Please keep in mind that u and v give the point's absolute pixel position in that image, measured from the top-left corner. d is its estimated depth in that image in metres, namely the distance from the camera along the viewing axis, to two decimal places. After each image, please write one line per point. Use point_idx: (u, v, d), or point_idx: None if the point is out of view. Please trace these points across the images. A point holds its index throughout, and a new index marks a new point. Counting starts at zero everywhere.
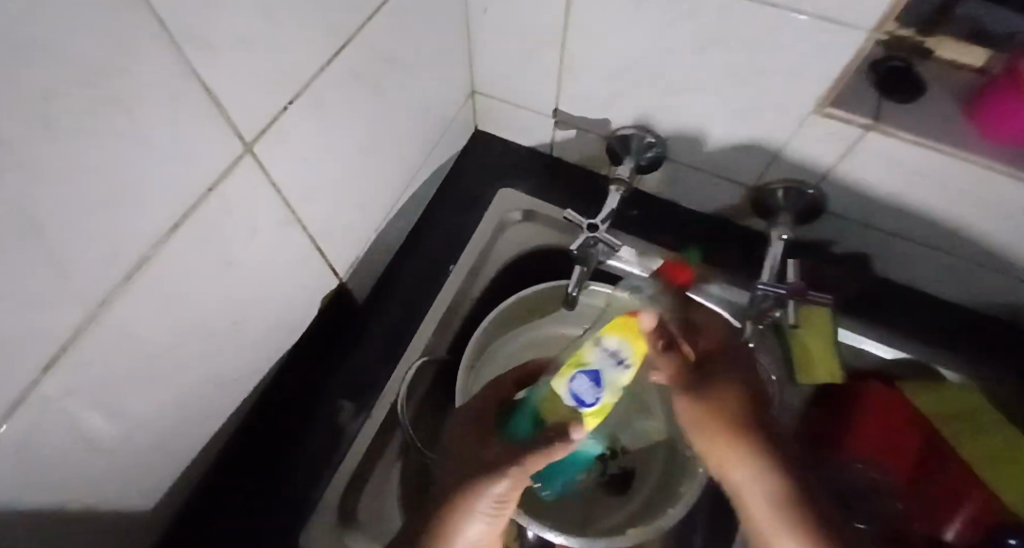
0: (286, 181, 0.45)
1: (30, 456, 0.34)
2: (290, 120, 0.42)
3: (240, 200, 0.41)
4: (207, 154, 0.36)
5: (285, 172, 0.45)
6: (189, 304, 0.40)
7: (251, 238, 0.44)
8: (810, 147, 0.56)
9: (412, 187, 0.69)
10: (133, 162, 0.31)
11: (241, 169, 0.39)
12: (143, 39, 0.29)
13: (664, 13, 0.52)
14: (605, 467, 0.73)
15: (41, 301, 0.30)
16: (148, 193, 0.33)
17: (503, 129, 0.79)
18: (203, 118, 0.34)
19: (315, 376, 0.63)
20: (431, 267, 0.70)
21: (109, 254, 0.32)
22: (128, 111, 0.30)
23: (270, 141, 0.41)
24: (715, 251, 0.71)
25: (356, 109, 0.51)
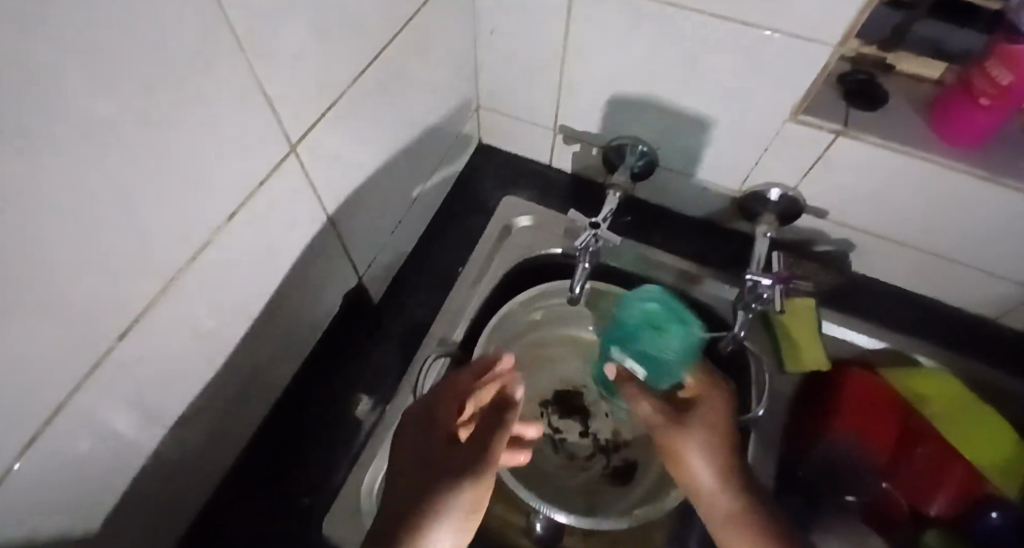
0: (317, 183, 0.50)
1: (95, 415, 0.38)
2: (324, 128, 0.48)
3: (280, 197, 0.46)
4: (256, 155, 0.42)
5: (317, 176, 0.50)
6: (230, 289, 0.46)
7: (284, 233, 0.49)
8: (786, 154, 0.62)
9: (423, 194, 0.74)
10: (196, 155, 0.36)
11: (281, 172, 0.45)
12: (212, 52, 0.34)
13: (651, 35, 0.58)
14: (609, 459, 0.77)
15: (121, 273, 0.35)
16: (209, 186, 0.39)
17: (506, 142, 0.84)
18: (253, 121, 0.40)
19: (334, 370, 0.67)
20: (440, 269, 0.75)
21: (173, 235, 0.38)
22: (196, 111, 0.35)
23: (307, 145, 0.46)
24: (705, 253, 0.76)
25: (379, 120, 0.56)
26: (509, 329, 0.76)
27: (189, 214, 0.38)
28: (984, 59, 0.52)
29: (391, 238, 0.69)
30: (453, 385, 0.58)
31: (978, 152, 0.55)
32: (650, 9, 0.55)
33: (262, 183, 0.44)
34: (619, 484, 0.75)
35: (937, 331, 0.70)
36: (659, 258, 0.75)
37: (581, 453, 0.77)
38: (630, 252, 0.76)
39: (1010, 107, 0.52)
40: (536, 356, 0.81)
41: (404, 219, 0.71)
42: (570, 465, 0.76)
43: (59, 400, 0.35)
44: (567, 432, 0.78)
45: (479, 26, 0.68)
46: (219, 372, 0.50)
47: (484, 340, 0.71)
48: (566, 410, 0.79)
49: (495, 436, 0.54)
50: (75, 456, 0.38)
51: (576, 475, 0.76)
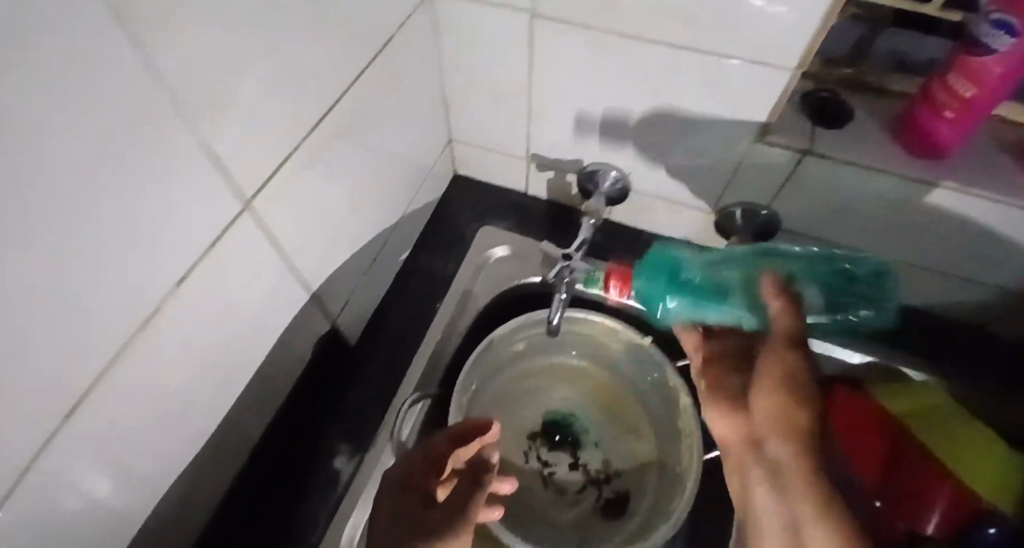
0: (283, 233, 0.49)
1: (48, 493, 0.36)
2: (287, 177, 0.47)
3: (241, 251, 0.45)
4: (213, 210, 0.41)
5: (284, 225, 0.49)
6: (194, 348, 0.44)
7: (249, 285, 0.48)
8: (757, 174, 0.62)
9: (398, 231, 0.73)
10: (145, 217, 0.35)
11: (238, 223, 0.43)
12: (153, 114, 0.33)
13: (615, 63, 0.58)
14: (598, 492, 0.75)
15: (70, 344, 0.34)
16: (159, 245, 0.37)
17: (481, 173, 0.84)
18: (208, 179, 0.39)
19: (311, 418, 0.65)
20: (419, 304, 0.74)
21: (124, 300, 0.36)
22: (140, 173, 0.34)
23: (269, 196, 0.46)
24: None
25: (346, 164, 0.55)
26: (491, 364, 0.75)
27: (139, 277, 0.37)
28: (944, 73, 0.52)
29: (367, 277, 0.68)
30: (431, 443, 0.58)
31: (947, 165, 0.55)
32: (612, 38, 0.55)
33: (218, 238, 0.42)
34: (612, 517, 0.74)
35: (919, 342, 0.70)
36: None
37: (572, 486, 0.76)
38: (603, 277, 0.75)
39: (975, 121, 0.52)
40: (521, 388, 0.80)
41: (378, 257, 0.70)
42: (562, 500, 0.75)
43: (7, 482, 0.33)
44: (556, 465, 0.77)
45: (445, 62, 0.68)
46: (188, 431, 0.48)
47: (466, 378, 0.70)
48: (555, 443, 0.78)
49: (472, 499, 0.56)
50: (29, 537, 0.36)
51: (568, 510, 0.74)
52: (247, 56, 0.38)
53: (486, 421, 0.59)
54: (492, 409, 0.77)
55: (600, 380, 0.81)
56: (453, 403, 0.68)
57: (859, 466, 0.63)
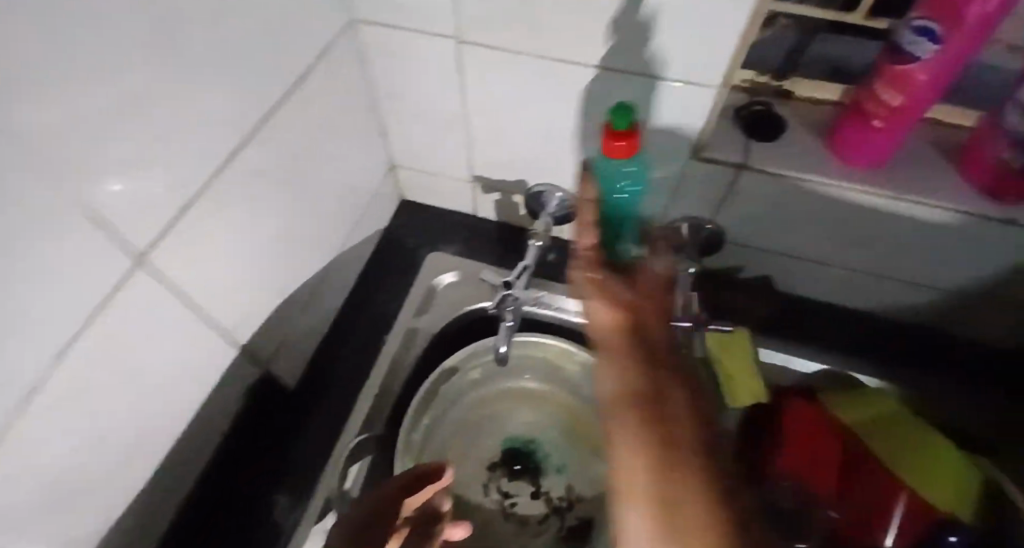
0: (196, 283, 0.46)
1: None
2: (196, 221, 0.44)
3: (142, 309, 0.41)
4: (104, 270, 0.37)
5: (197, 273, 0.45)
6: (98, 417, 0.41)
7: (161, 341, 0.44)
8: (697, 189, 0.61)
9: (339, 264, 0.70)
10: (20, 282, 0.31)
11: (135, 277, 0.40)
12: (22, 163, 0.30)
13: (546, 83, 0.56)
14: (562, 520, 0.73)
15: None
16: (38, 321, 0.33)
17: (428, 198, 0.82)
18: (95, 238, 0.36)
19: (249, 470, 0.61)
20: (365, 338, 0.71)
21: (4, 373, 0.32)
22: (8, 235, 0.30)
23: (173, 246, 0.42)
24: None
25: (269, 202, 0.52)
26: (443, 397, 0.73)
27: (14, 359, 0.33)
28: (872, 83, 0.52)
29: (304, 315, 0.65)
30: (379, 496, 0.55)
31: (880, 173, 0.55)
32: (541, 58, 0.53)
33: (109, 300, 0.38)
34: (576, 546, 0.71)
35: (881, 347, 0.68)
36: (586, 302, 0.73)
37: (534, 516, 0.73)
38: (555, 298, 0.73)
39: (904, 129, 0.52)
40: (478, 417, 0.77)
41: (317, 293, 0.67)
42: (523, 531, 0.72)
43: None
44: (518, 495, 0.74)
45: (376, 88, 0.65)
46: (102, 505, 0.44)
47: (413, 413, 0.68)
48: (515, 473, 0.75)
49: None
50: None
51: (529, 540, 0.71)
52: (135, 103, 0.35)
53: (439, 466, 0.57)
54: (447, 442, 0.74)
55: (559, 402, 0.78)
56: (398, 445, 0.66)
57: (820, 481, 0.61)
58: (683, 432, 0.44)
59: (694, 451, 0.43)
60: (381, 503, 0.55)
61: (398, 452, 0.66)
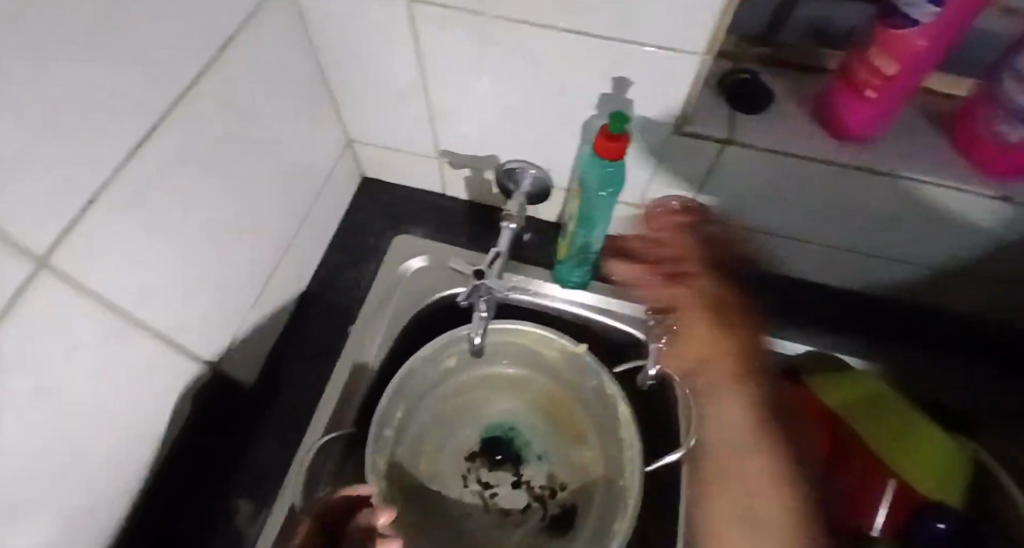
0: (125, 286, 0.40)
1: None
2: (118, 212, 0.38)
3: (57, 320, 0.35)
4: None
5: (129, 273, 0.40)
6: (18, 449, 0.35)
7: (93, 351, 0.39)
8: (679, 165, 0.56)
9: (296, 251, 0.65)
10: None
11: (39, 284, 0.33)
12: None
13: (514, 51, 0.50)
14: (545, 509, 0.69)
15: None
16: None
17: (390, 176, 0.77)
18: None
19: (206, 477, 0.57)
20: (328, 331, 0.67)
21: None
22: None
23: (94, 244, 0.36)
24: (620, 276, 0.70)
25: (206, 189, 0.47)
26: (416, 387, 0.68)
27: None
28: (864, 48, 0.48)
29: (258, 309, 0.60)
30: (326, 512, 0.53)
31: (870, 148, 0.52)
32: (507, 23, 0.48)
33: (5, 314, 0.31)
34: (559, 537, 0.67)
35: (863, 322, 0.67)
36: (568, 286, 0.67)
37: (516, 507, 0.69)
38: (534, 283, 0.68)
39: (896, 101, 0.49)
40: (454, 405, 0.72)
41: (272, 285, 0.62)
42: (503, 524, 0.68)
43: None
44: (498, 485, 0.70)
45: (326, 58, 0.60)
46: (37, 539, 0.39)
47: (384, 407, 0.63)
48: (495, 461, 0.71)
49: None
50: None
51: (507, 533, 0.67)
52: (19, 76, 0.29)
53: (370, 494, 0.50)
54: (421, 433, 0.70)
55: (540, 388, 0.74)
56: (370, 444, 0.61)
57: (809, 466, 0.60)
58: (733, 435, 0.48)
59: (775, 443, 0.47)
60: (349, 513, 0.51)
61: (370, 447, 0.60)
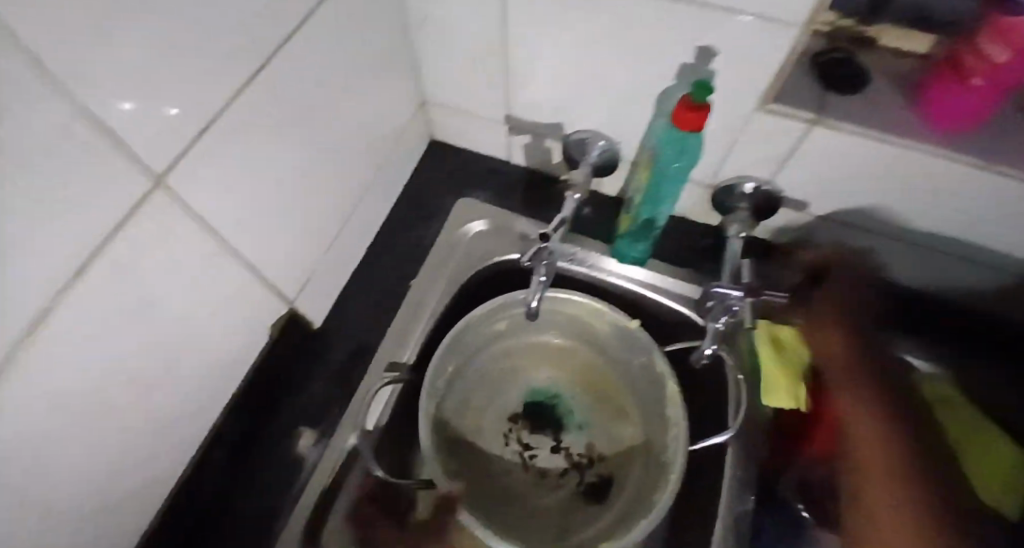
0: (212, 214, 0.43)
1: None
2: (214, 142, 0.41)
3: (159, 235, 0.39)
4: (118, 190, 0.35)
5: (214, 203, 0.43)
6: (117, 348, 0.39)
7: (182, 271, 0.42)
8: (757, 144, 0.56)
9: (365, 204, 0.68)
10: (20, 191, 0.29)
11: (156, 199, 0.37)
12: (26, 57, 0.27)
13: (598, 18, 0.50)
14: (581, 477, 0.70)
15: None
16: (42, 237, 0.31)
17: (458, 140, 0.78)
18: (105, 153, 0.33)
19: (271, 406, 0.60)
20: (388, 285, 0.69)
21: (16, 290, 0.31)
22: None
23: (187, 169, 0.39)
24: (683, 258, 0.68)
25: (292, 132, 0.49)
26: (468, 345, 0.69)
27: (21, 276, 0.31)
28: (975, 33, 0.45)
29: (327, 255, 0.62)
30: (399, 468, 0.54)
31: (967, 139, 0.50)
32: None
33: (124, 222, 0.36)
34: (593, 504, 0.68)
35: (931, 326, 0.64)
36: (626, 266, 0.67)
37: (553, 470, 0.70)
38: (592, 256, 0.68)
39: (1004, 88, 0.46)
40: (502, 366, 0.74)
41: (341, 234, 0.64)
42: (539, 485, 0.69)
43: None
44: (537, 448, 0.72)
45: (409, 14, 0.61)
46: (126, 437, 0.43)
47: (438, 363, 0.64)
48: (536, 424, 0.72)
49: None
50: None
51: (542, 494, 0.69)
52: (143, 2, 0.32)
53: None
54: (469, 391, 0.71)
55: (588, 359, 0.74)
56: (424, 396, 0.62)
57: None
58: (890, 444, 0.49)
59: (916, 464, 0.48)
60: None
61: (423, 398, 0.61)
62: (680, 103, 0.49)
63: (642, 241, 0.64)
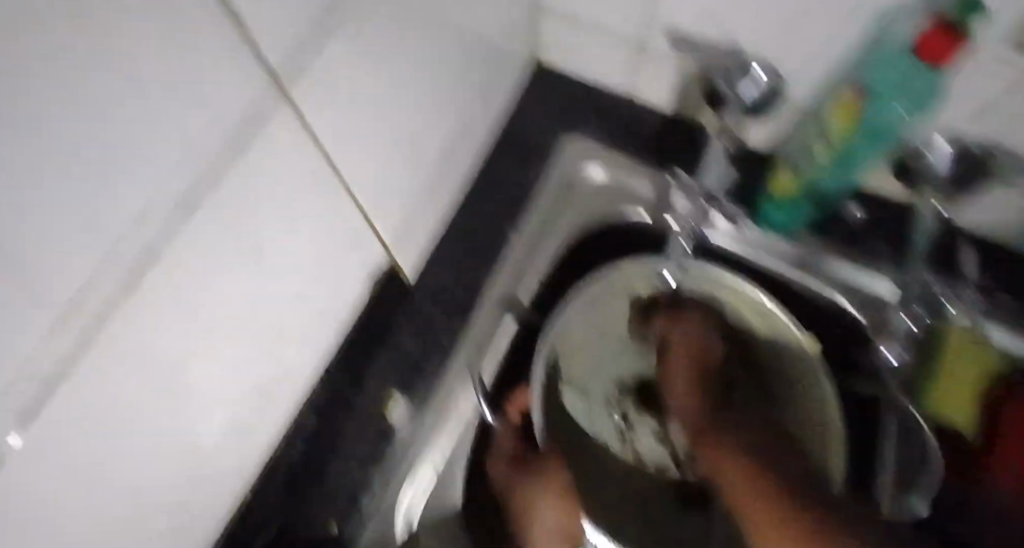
0: (320, 137, 0.33)
1: (16, 518, 0.24)
2: (341, 45, 0.30)
3: (264, 165, 0.30)
4: (241, 103, 0.25)
5: (326, 124, 0.33)
6: (204, 300, 0.31)
7: (286, 206, 0.33)
8: (987, 92, 0.45)
9: (467, 137, 0.57)
10: (125, 106, 0.20)
11: (273, 115, 0.28)
12: None
13: None
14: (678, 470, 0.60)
15: (20, 328, 0.20)
16: (153, 165, 0.22)
17: (568, 66, 0.65)
18: (235, 52, 0.23)
19: (359, 363, 0.52)
20: (486, 236, 0.60)
21: (116, 237, 0.22)
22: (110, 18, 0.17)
23: (310, 80, 0.29)
24: (848, 232, 0.58)
25: (416, 39, 0.38)
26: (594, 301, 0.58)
27: (122, 223, 0.22)
28: None
29: (427, 197, 0.53)
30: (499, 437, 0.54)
31: None
32: None
33: (235, 146, 0.27)
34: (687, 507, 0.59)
35: None
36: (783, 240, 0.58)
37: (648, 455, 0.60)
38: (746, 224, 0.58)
39: None
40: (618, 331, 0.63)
41: (441, 172, 0.54)
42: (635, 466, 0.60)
43: None
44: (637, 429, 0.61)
45: None
46: (217, 404, 0.36)
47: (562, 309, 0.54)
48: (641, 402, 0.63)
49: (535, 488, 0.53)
50: None
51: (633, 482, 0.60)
52: None
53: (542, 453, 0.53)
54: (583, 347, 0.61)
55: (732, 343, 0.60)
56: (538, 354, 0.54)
57: None
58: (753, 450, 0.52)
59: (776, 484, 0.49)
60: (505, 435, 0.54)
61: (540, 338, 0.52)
62: (933, 29, 0.39)
63: (800, 209, 0.56)
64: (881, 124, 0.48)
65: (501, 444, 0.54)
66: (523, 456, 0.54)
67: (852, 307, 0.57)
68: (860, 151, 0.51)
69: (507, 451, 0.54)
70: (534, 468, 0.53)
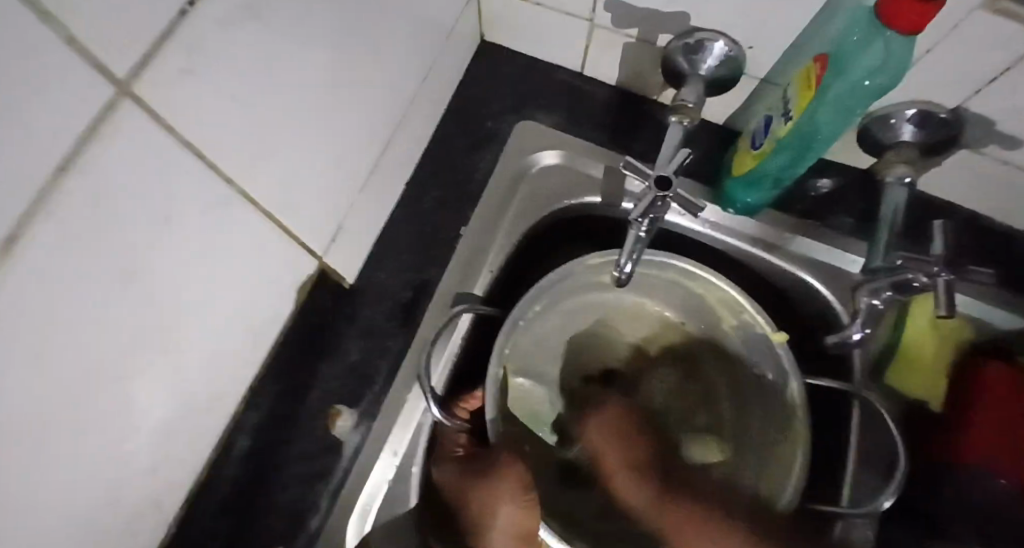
0: (190, 136, 0.29)
1: None
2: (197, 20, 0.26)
3: (116, 181, 0.26)
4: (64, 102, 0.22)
5: (195, 118, 0.28)
6: (70, 346, 0.26)
7: (161, 220, 0.29)
8: (952, 54, 0.41)
9: (405, 124, 0.52)
10: None
11: (114, 114, 0.24)
12: None
13: None
14: None
15: None
16: None
17: (515, 43, 0.60)
18: (25, 32, 0.20)
19: (301, 381, 0.48)
20: (434, 228, 0.55)
21: None
22: None
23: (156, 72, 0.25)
24: (821, 211, 0.55)
25: (309, 12, 0.34)
26: (559, 294, 0.55)
27: None
28: None
29: (363, 194, 0.48)
30: (447, 436, 0.51)
31: None
32: None
33: (65, 164, 0.23)
34: None
35: None
36: (749, 221, 0.55)
37: None
38: (711, 208, 0.55)
39: None
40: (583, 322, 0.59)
41: (377, 166, 0.49)
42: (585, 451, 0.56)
43: None
44: None
45: None
46: (115, 450, 0.32)
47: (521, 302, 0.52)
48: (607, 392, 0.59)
49: (487, 496, 0.48)
50: None
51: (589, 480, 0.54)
52: None
53: (501, 465, 0.49)
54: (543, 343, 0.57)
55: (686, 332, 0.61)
56: (491, 353, 0.51)
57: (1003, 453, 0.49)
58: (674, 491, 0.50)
59: None
60: (451, 448, 0.50)
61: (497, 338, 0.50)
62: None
63: (762, 190, 0.52)
64: (853, 96, 0.43)
65: (455, 441, 0.50)
66: (468, 460, 0.49)
67: (823, 290, 0.54)
68: (824, 128, 0.45)
69: (460, 449, 0.50)
70: (485, 473, 0.48)
